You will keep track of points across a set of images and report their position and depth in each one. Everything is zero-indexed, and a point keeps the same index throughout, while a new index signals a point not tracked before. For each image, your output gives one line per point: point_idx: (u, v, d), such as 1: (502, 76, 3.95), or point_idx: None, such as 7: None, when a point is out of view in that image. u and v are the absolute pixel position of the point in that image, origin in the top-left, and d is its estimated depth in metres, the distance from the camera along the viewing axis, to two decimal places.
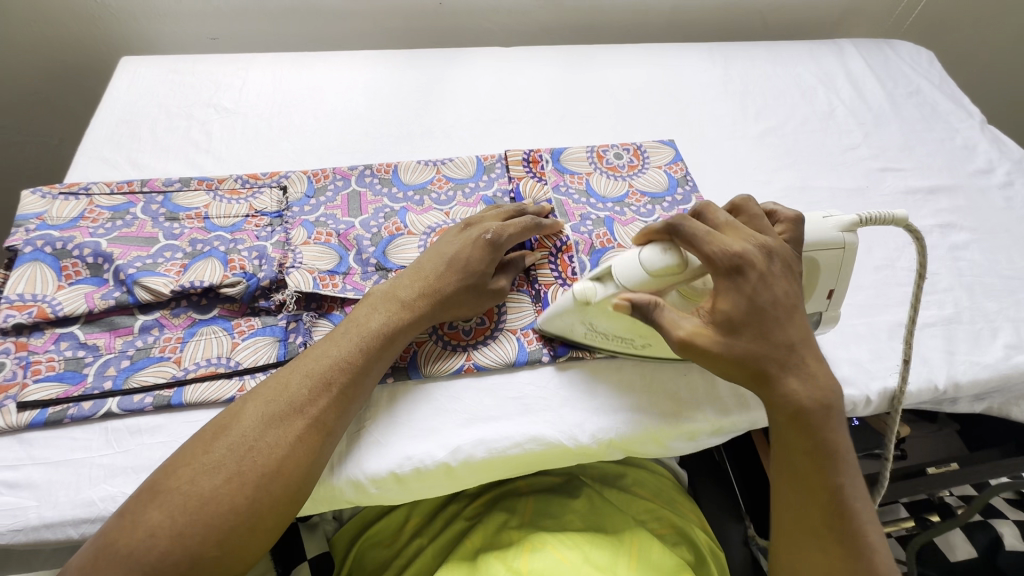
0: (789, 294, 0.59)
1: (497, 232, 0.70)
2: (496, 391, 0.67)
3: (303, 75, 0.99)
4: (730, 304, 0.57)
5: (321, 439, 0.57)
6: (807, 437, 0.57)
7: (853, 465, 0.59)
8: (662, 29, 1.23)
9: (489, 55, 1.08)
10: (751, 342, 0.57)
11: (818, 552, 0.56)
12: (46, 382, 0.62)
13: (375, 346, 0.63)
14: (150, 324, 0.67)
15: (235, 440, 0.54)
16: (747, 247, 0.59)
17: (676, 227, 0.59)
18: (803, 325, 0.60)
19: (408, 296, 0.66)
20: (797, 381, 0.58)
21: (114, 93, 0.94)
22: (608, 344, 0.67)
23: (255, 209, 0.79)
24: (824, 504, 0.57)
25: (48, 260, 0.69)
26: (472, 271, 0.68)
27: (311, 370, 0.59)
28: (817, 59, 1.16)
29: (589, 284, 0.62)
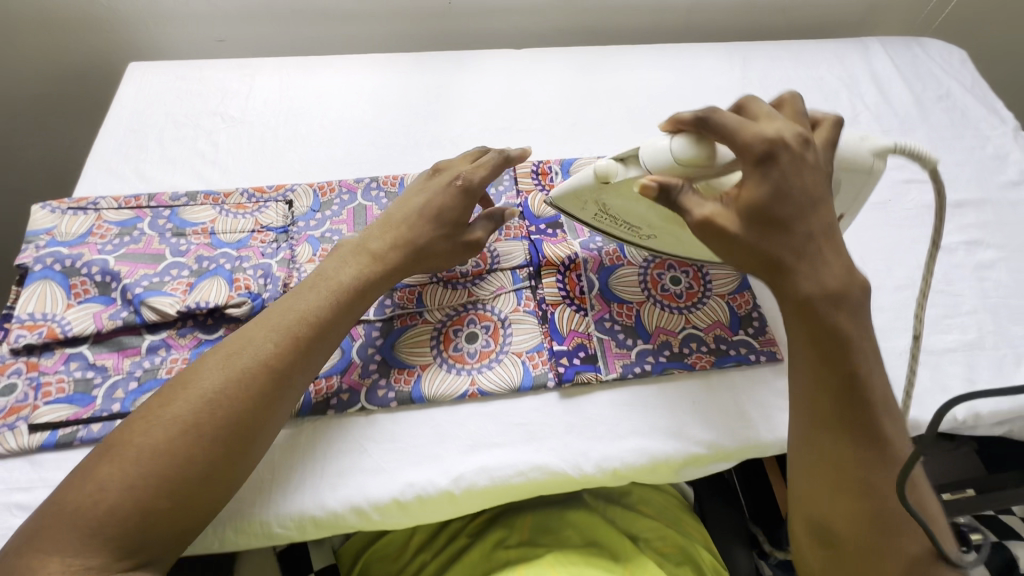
0: (819, 184, 0.60)
1: (470, 176, 0.70)
2: (500, 416, 0.67)
3: (309, 81, 0.98)
4: (755, 191, 0.58)
5: (282, 393, 0.57)
6: (815, 325, 0.58)
7: (868, 352, 0.58)
8: (678, 29, 1.19)
9: (499, 58, 1.05)
10: (770, 226, 0.58)
11: (831, 443, 0.57)
12: (56, 404, 0.63)
13: (341, 303, 0.62)
14: (157, 344, 0.67)
15: (192, 394, 0.54)
16: (780, 134, 0.59)
17: (708, 117, 0.60)
18: (826, 219, 0.59)
19: (379, 250, 0.66)
20: (809, 270, 0.58)
21: (121, 101, 0.93)
22: (615, 229, 0.74)
23: (261, 224, 0.79)
24: (836, 395, 0.57)
25: (57, 278, 0.70)
26: (447, 221, 0.69)
27: (275, 325, 0.59)
28: (841, 60, 1.11)
29: (613, 163, 0.66)
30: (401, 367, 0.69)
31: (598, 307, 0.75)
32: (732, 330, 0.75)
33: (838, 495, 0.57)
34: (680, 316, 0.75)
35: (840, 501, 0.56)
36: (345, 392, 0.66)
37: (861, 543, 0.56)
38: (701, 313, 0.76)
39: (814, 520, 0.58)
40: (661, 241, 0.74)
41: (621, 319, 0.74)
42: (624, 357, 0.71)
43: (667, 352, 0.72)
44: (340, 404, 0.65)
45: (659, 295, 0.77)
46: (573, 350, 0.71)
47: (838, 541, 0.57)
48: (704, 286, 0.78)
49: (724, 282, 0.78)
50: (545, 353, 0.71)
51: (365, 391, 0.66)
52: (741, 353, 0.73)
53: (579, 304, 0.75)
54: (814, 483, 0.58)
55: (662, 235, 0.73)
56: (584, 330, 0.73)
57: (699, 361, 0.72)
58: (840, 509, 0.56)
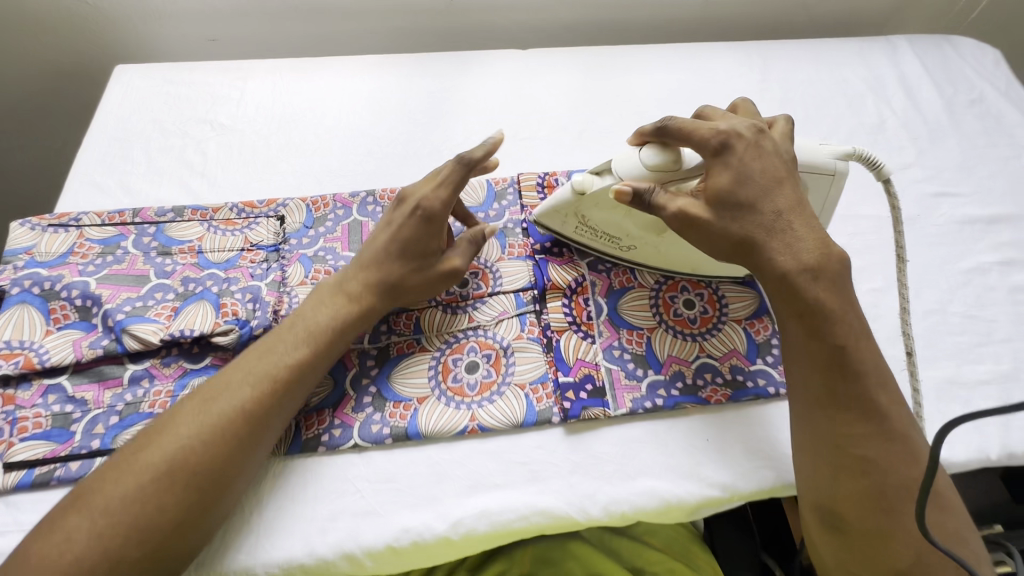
0: (779, 167, 0.65)
1: (428, 200, 0.61)
2: (502, 454, 0.63)
3: (304, 85, 0.93)
4: (718, 179, 0.63)
5: (260, 437, 0.53)
6: (804, 305, 0.61)
7: (858, 329, 0.61)
8: (693, 26, 1.12)
9: (503, 59, 0.99)
10: (741, 210, 0.63)
11: (826, 422, 0.59)
12: (33, 441, 0.59)
13: (322, 342, 0.57)
14: (140, 375, 0.64)
15: (166, 439, 0.51)
16: (732, 126, 0.66)
17: (665, 125, 0.66)
18: (793, 197, 0.64)
19: (355, 287, 0.61)
20: (782, 248, 0.62)
21: (106, 107, 0.89)
22: (595, 242, 0.73)
23: (251, 243, 0.74)
24: (830, 373, 0.59)
25: (35, 302, 0.66)
26: (418, 256, 0.62)
27: (252, 368, 0.55)
28: (867, 61, 1.04)
29: (589, 176, 0.68)
30: (396, 400, 0.65)
31: (606, 334, 0.70)
32: (749, 359, 0.70)
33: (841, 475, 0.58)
34: (693, 344, 0.71)
35: (844, 482, 0.58)
36: (337, 427, 0.62)
37: (867, 523, 0.57)
38: (716, 341, 0.71)
39: (821, 507, 0.59)
40: (643, 251, 0.73)
41: (631, 347, 0.70)
42: (634, 391, 0.67)
43: (679, 384, 0.68)
44: (332, 440, 0.62)
45: (671, 321, 0.72)
46: (580, 383, 0.66)
47: (845, 525, 0.58)
48: (719, 311, 0.73)
49: (741, 306, 0.73)
50: (550, 385, 0.67)
51: (359, 427, 0.63)
52: (758, 385, 0.68)
53: (587, 331, 0.70)
54: (817, 468, 0.59)
55: (643, 246, 0.72)
56: (591, 360, 0.68)
57: (714, 395, 0.67)
58: (845, 490, 0.57)
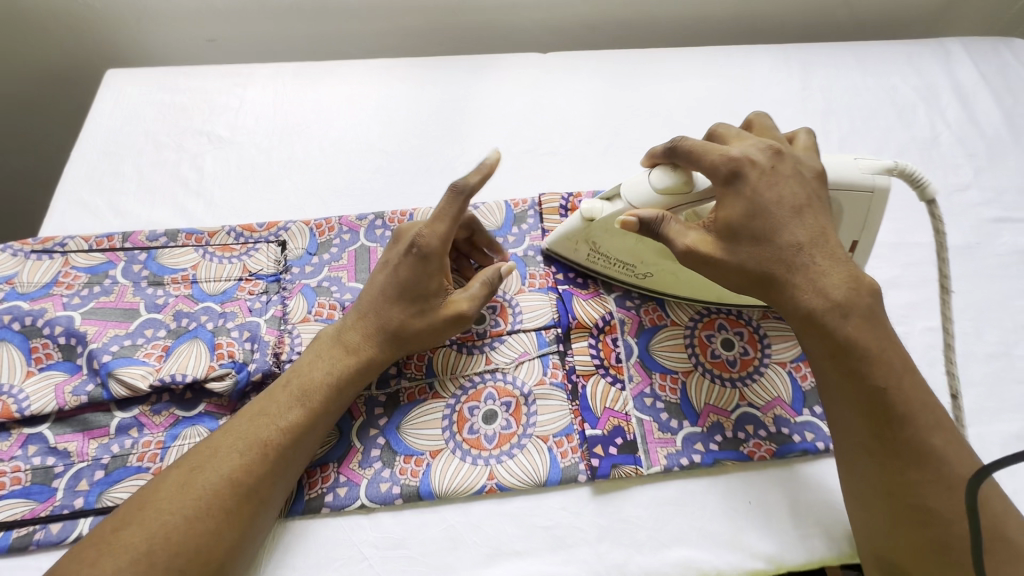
0: (800, 192, 0.58)
1: (422, 238, 0.58)
2: (523, 517, 0.57)
3: (306, 92, 0.86)
4: (731, 210, 0.57)
5: (252, 511, 0.50)
6: (835, 341, 0.53)
7: (900, 364, 0.53)
8: (725, 27, 1.04)
9: (522, 64, 0.92)
10: (756, 246, 0.57)
11: (873, 471, 0.52)
12: (12, 499, 0.54)
13: (317, 401, 0.55)
14: (128, 424, 0.58)
15: (150, 515, 0.47)
16: (744, 151, 0.59)
17: (675, 147, 0.61)
18: (815, 225, 0.57)
19: (354, 339, 0.58)
20: (805, 284, 0.55)
21: (96, 116, 0.83)
22: (609, 269, 0.68)
23: (249, 272, 0.68)
24: (868, 417, 0.52)
25: (15, 339, 0.61)
26: (420, 302, 0.58)
27: (244, 433, 0.52)
28: (916, 67, 0.95)
29: (597, 203, 0.64)
30: (408, 453, 0.59)
31: (637, 378, 0.64)
32: (796, 409, 0.63)
33: (895, 523, 0.51)
34: (733, 390, 0.64)
35: (899, 532, 0.50)
36: (343, 485, 0.57)
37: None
38: (757, 387, 0.64)
39: (875, 556, 0.53)
40: (660, 278, 0.67)
41: (664, 394, 0.63)
42: (668, 445, 0.60)
43: (718, 437, 0.61)
44: (336, 500, 0.56)
45: (708, 363, 0.65)
46: (609, 436, 0.60)
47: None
48: (761, 352, 0.66)
49: (785, 347, 0.67)
50: (576, 438, 0.61)
51: (366, 485, 0.57)
52: (806, 440, 0.61)
53: (616, 375, 0.64)
54: (869, 514, 0.52)
55: (659, 272, 0.66)
56: (621, 409, 0.62)
57: (756, 450, 0.61)
58: (902, 541, 0.50)
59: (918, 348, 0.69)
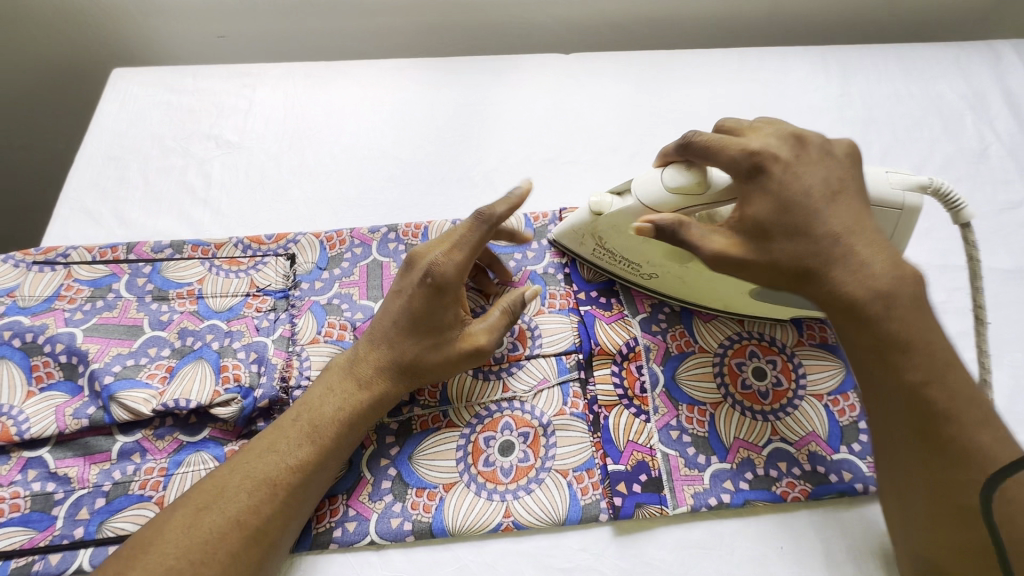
0: (831, 179, 0.54)
1: (439, 268, 0.55)
2: (540, 558, 0.54)
3: (317, 94, 0.83)
4: (759, 207, 0.53)
5: (261, 553, 0.48)
6: (874, 331, 0.49)
7: (944, 356, 0.48)
8: (758, 28, 0.99)
9: (544, 65, 0.87)
10: (792, 243, 0.52)
11: (913, 465, 0.48)
12: (11, 528, 0.52)
13: (327, 438, 0.52)
14: (130, 449, 0.56)
15: (154, 560, 0.45)
16: (767, 143, 0.55)
17: (688, 142, 0.57)
18: (851, 212, 0.53)
19: (366, 370, 0.55)
20: (847, 276, 0.50)
21: (102, 117, 0.80)
22: (615, 266, 0.66)
23: (257, 287, 0.65)
24: (907, 411, 0.48)
25: (16, 357, 0.59)
26: (437, 334, 0.56)
27: (252, 471, 0.50)
28: (965, 72, 0.89)
29: (606, 199, 0.61)
30: (420, 486, 0.56)
31: (662, 410, 0.60)
32: (832, 446, 0.59)
33: (937, 524, 0.47)
34: (764, 424, 0.60)
35: (941, 534, 0.47)
36: (352, 520, 0.54)
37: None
38: (791, 421, 0.60)
39: (917, 561, 0.49)
40: (665, 280, 0.64)
41: (691, 427, 0.60)
42: (695, 483, 0.57)
43: (749, 475, 0.58)
44: (345, 536, 0.54)
45: (739, 395, 0.62)
46: (632, 472, 0.57)
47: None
48: (796, 383, 0.62)
49: (822, 378, 0.63)
50: (597, 473, 0.57)
51: (376, 520, 0.54)
52: (844, 480, 0.57)
53: (640, 406, 0.60)
54: (908, 513, 0.49)
55: (664, 274, 0.64)
56: (645, 444, 0.58)
57: (790, 491, 0.57)
58: (945, 544, 0.46)
59: None
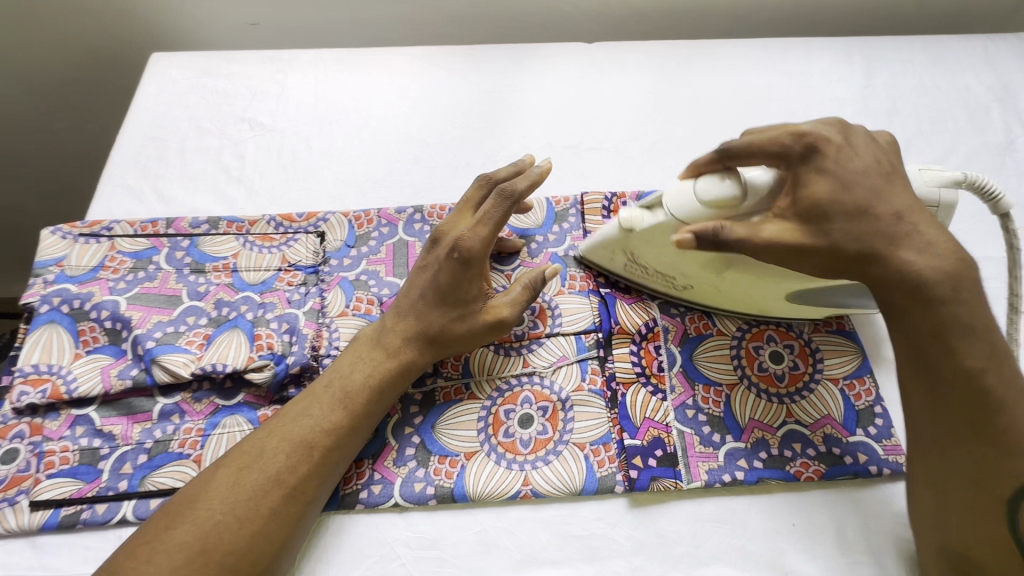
0: (881, 159, 0.54)
1: (463, 242, 0.57)
2: (557, 525, 0.56)
3: (347, 80, 0.85)
4: (818, 187, 0.52)
5: (299, 509, 0.51)
6: (933, 316, 0.49)
7: (998, 346, 0.48)
8: (781, 21, 0.99)
9: (568, 54, 0.88)
10: (852, 222, 0.51)
11: (963, 456, 0.48)
12: (60, 479, 0.56)
13: (358, 404, 0.55)
14: (170, 410, 0.59)
15: (203, 514, 0.48)
16: (817, 126, 0.55)
17: (727, 148, 0.56)
18: (908, 193, 0.52)
19: (393, 341, 0.58)
20: (917, 257, 0.49)
21: (142, 100, 0.83)
22: (646, 279, 0.65)
23: (288, 262, 0.68)
24: (963, 400, 0.48)
25: (64, 322, 0.62)
26: (461, 306, 0.58)
27: (290, 433, 0.53)
28: (992, 64, 0.89)
29: (636, 212, 0.60)
30: (442, 454, 0.58)
31: (679, 389, 0.62)
32: (847, 429, 0.60)
33: (975, 515, 0.47)
34: (780, 406, 0.61)
35: (976, 524, 0.47)
36: (377, 483, 0.57)
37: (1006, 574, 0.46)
38: (806, 404, 0.61)
39: (946, 548, 0.49)
40: (700, 289, 0.63)
41: (707, 407, 0.61)
42: (710, 460, 0.58)
43: (763, 455, 0.59)
44: (371, 497, 0.56)
45: (754, 377, 0.63)
46: (648, 447, 0.58)
47: (972, 569, 0.48)
48: (812, 367, 0.63)
49: (838, 363, 0.63)
50: (614, 447, 0.59)
51: (400, 484, 0.57)
52: (858, 462, 0.58)
53: (657, 384, 0.62)
54: (945, 500, 0.49)
55: (701, 283, 0.62)
56: (661, 421, 0.60)
57: (804, 471, 0.58)
58: (981, 533, 0.47)
59: None
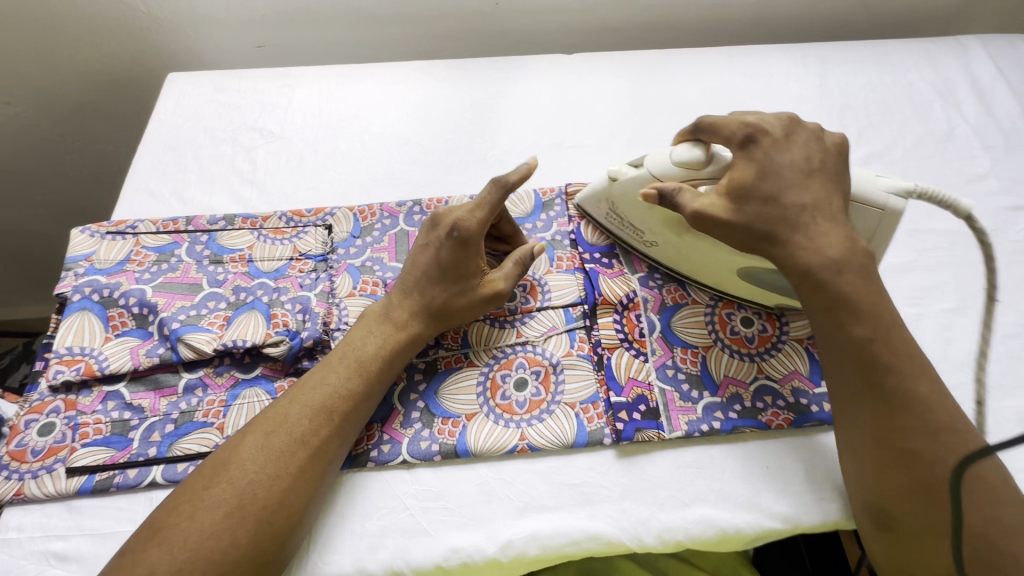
0: (811, 157, 0.60)
1: (464, 224, 0.63)
2: (552, 475, 0.61)
3: (349, 91, 0.93)
4: (744, 172, 0.59)
5: (323, 467, 0.56)
6: (827, 294, 0.55)
7: (887, 316, 0.55)
8: (742, 31, 1.09)
9: (550, 64, 0.97)
10: (764, 205, 0.58)
11: (864, 415, 0.54)
12: (94, 447, 0.61)
13: (373, 371, 0.61)
14: (194, 384, 0.64)
15: (235, 475, 0.54)
16: (763, 120, 0.62)
17: (699, 122, 0.63)
18: (824, 189, 0.58)
19: (402, 315, 0.64)
20: (805, 242, 0.57)
21: (159, 115, 0.91)
22: (623, 230, 0.73)
23: (299, 252, 0.74)
24: (859, 365, 0.54)
25: (95, 309, 0.68)
26: (463, 281, 0.64)
27: (310, 400, 0.58)
28: (934, 63, 0.98)
29: (625, 166, 0.68)
30: (445, 416, 0.64)
31: (659, 352, 0.68)
32: (813, 381, 0.66)
33: (884, 470, 0.52)
34: (751, 364, 0.67)
35: (887, 479, 0.52)
36: (387, 443, 0.62)
37: (922, 522, 0.51)
38: (775, 361, 0.67)
39: (868, 505, 0.54)
40: (664, 249, 0.71)
41: (685, 366, 0.67)
42: (689, 413, 0.64)
43: (737, 406, 0.65)
44: (381, 455, 0.61)
45: (727, 339, 0.69)
46: (633, 403, 0.64)
47: (894, 523, 0.52)
48: (780, 329, 0.69)
49: (803, 324, 0.70)
50: (602, 405, 0.64)
51: (407, 442, 0.62)
52: (824, 410, 0.64)
53: (639, 348, 0.68)
54: (859, 461, 0.54)
55: (666, 245, 0.70)
56: (644, 380, 0.66)
57: (774, 419, 0.64)
58: (891, 488, 0.52)
59: (935, 330, 0.71)
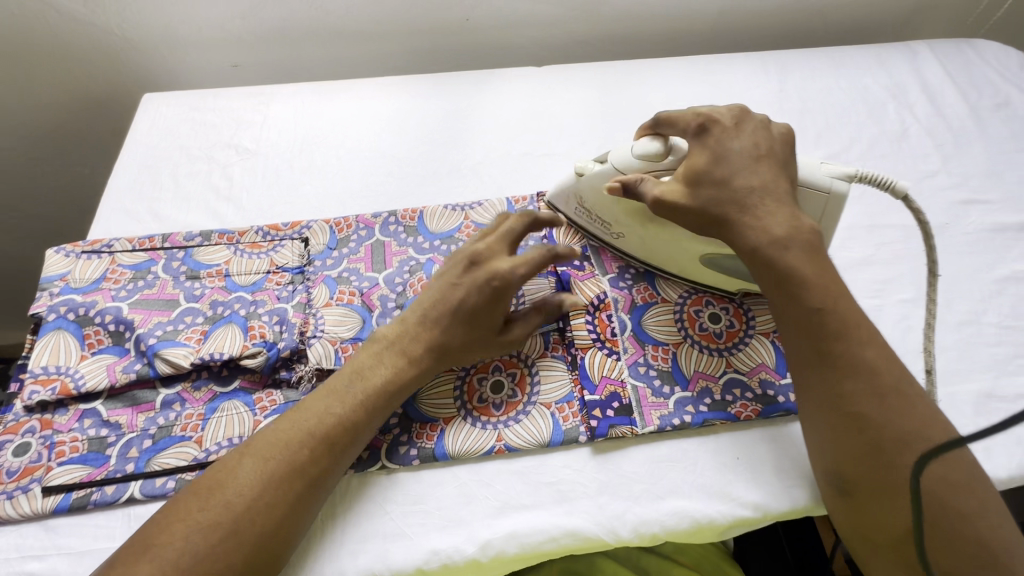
0: (759, 143, 0.63)
1: (508, 276, 0.62)
2: (529, 475, 0.62)
3: (324, 107, 0.95)
4: (697, 159, 0.63)
5: (320, 494, 0.57)
6: (778, 267, 0.58)
7: (836, 288, 0.57)
8: (705, 41, 1.13)
9: (520, 77, 1.00)
10: (715, 189, 0.61)
11: (818, 382, 0.56)
12: (70, 465, 0.61)
13: (380, 406, 0.61)
14: (172, 399, 0.65)
15: (232, 497, 0.53)
16: (715, 110, 0.66)
17: (657, 117, 0.67)
18: (771, 172, 0.61)
19: (415, 350, 0.63)
20: (752, 222, 0.60)
21: (135, 135, 0.92)
22: (592, 225, 0.76)
23: (276, 265, 0.75)
24: (808, 333, 0.56)
25: (70, 327, 0.68)
26: (482, 327, 0.63)
27: (314, 428, 0.58)
28: (887, 68, 1.03)
29: (589, 162, 0.72)
30: (423, 421, 0.65)
31: (631, 350, 0.69)
32: (780, 372, 0.68)
33: (837, 434, 0.54)
34: (720, 359, 0.69)
35: (841, 444, 0.54)
36: (366, 450, 0.63)
37: (876, 484, 0.52)
38: (743, 355, 0.70)
39: (830, 475, 0.55)
40: (630, 241, 0.74)
41: (656, 363, 0.69)
42: (661, 408, 0.66)
43: (707, 400, 0.66)
44: (361, 463, 0.62)
45: (697, 336, 0.71)
46: (606, 400, 0.66)
47: (852, 488, 0.54)
48: (747, 324, 0.72)
49: (768, 319, 0.72)
50: (576, 404, 0.66)
51: (386, 449, 0.63)
52: (790, 400, 0.66)
53: (611, 347, 0.70)
54: (816, 430, 0.56)
55: (632, 237, 0.73)
56: (617, 377, 0.68)
57: (743, 411, 0.66)
58: (846, 453, 0.54)
59: (894, 320, 0.74)
